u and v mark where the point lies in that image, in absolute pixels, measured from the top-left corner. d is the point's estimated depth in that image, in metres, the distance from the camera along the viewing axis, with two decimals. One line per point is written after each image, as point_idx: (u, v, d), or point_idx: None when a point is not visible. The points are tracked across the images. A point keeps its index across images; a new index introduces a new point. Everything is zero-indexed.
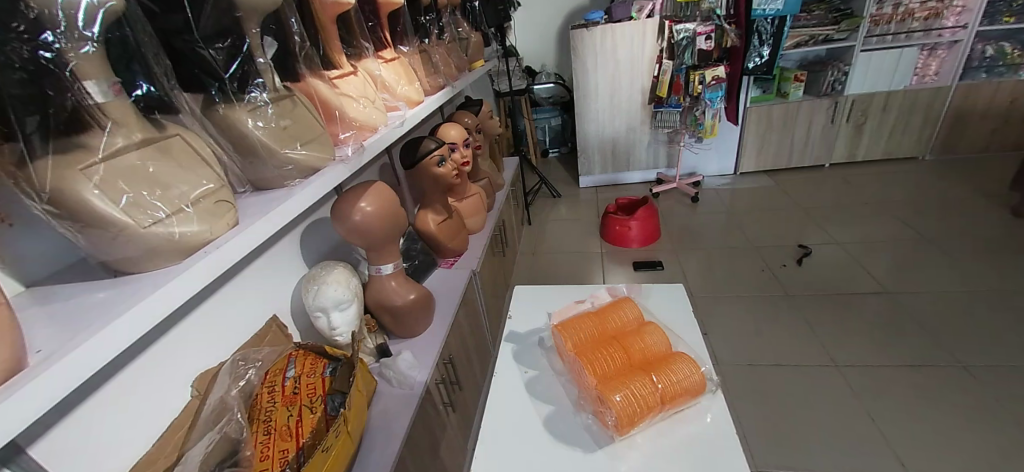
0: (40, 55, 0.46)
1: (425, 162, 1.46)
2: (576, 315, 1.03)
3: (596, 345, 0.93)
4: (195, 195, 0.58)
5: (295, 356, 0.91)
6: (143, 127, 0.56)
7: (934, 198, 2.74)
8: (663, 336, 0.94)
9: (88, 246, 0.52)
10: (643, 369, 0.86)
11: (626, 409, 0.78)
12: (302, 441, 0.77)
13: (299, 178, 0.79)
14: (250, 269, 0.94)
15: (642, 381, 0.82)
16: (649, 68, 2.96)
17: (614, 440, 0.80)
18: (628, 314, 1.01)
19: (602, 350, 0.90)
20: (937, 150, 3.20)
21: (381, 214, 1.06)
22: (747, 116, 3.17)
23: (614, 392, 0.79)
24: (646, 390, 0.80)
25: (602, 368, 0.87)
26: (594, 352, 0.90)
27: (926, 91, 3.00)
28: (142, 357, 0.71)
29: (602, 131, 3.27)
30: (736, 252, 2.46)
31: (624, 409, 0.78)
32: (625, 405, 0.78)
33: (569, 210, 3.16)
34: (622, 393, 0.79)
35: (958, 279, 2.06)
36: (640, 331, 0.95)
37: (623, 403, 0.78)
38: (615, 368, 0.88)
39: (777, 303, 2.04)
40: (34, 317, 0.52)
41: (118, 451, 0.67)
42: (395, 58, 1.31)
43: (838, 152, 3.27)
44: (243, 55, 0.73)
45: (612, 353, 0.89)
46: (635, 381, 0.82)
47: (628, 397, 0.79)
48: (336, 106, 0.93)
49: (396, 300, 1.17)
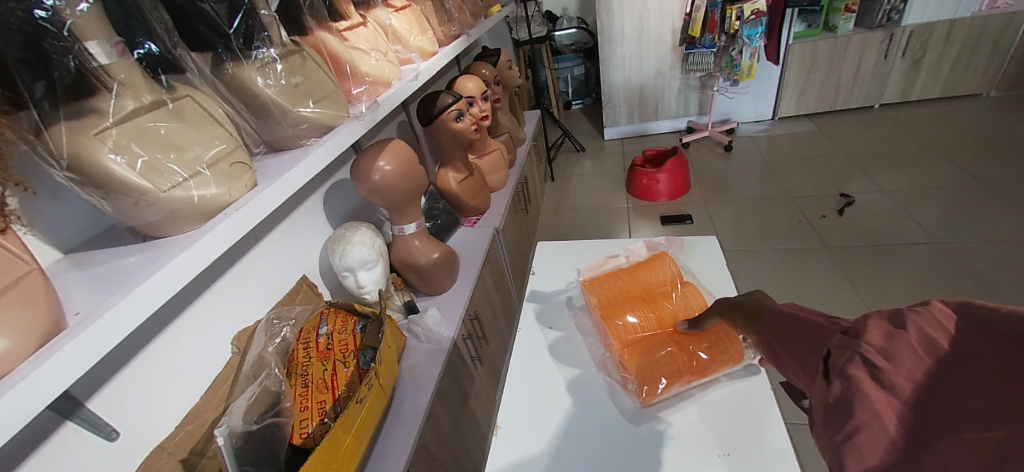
0: (36, 15, 0.44)
1: (443, 117, 1.42)
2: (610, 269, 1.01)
3: (624, 305, 0.93)
4: (210, 156, 0.58)
5: (327, 313, 0.94)
6: (150, 88, 0.54)
7: (996, 139, 2.50)
8: (698, 298, 0.91)
9: (114, 213, 0.53)
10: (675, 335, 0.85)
11: (650, 374, 0.79)
12: (338, 393, 0.81)
13: (314, 137, 0.77)
14: (276, 232, 0.96)
15: (671, 349, 0.82)
16: (680, 4, 2.74)
17: (636, 407, 0.80)
18: (666, 270, 0.98)
19: (631, 311, 0.90)
20: (1003, 85, 2.89)
21: (400, 173, 1.04)
22: (789, 55, 2.92)
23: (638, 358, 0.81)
24: (674, 358, 0.80)
25: (631, 331, 0.88)
26: (622, 313, 0.90)
27: (996, 18, 2.68)
28: (182, 318, 0.74)
29: (629, 78, 3.09)
30: (772, 203, 2.35)
31: (646, 375, 0.79)
32: (652, 370, 0.79)
33: (594, 164, 3.06)
34: (646, 359, 0.81)
35: (1016, 227, 1.90)
36: (673, 293, 0.93)
37: (648, 369, 0.79)
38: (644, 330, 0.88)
39: (813, 255, 1.96)
40: (73, 282, 0.53)
41: (171, 405, 0.72)
42: (407, 5, 1.23)
43: (890, 90, 3.00)
44: (245, 8, 0.68)
45: (641, 315, 0.90)
46: (663, 350, 0.82)
47: (652, 364, 0.80)
48: (346, 60, 0.89)
49: (420, 259, 1.18)
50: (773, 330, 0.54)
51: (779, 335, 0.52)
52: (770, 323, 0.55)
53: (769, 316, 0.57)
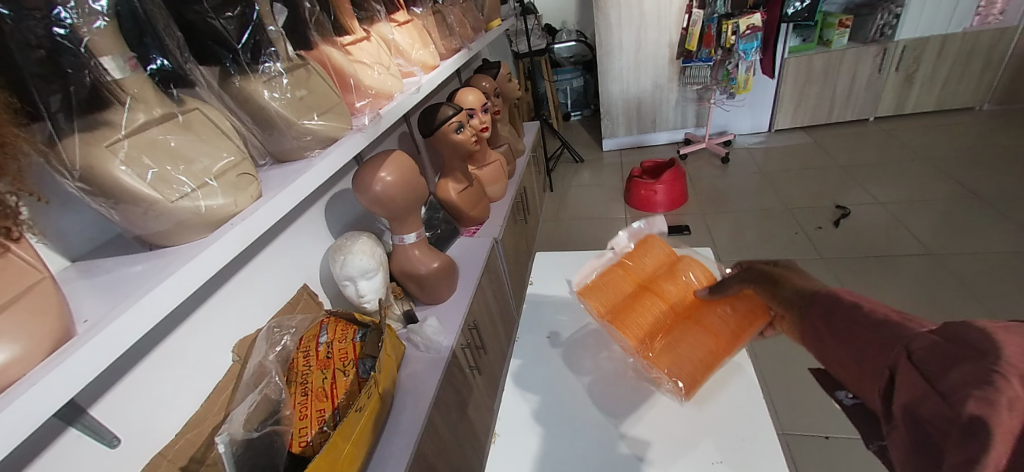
0: (54, 32, 0.45)
1: (443, 129, 1.44)
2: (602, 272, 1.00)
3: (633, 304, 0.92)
4: (217, 168, 0.59)
5: (327, 322, 0.95)
6: (161, 102, 0.56)
7: (989, 152, 2.53)
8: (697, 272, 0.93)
9: (122, 222, 0.54)
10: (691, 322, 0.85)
11: (685, 373, 0.80)
12: (337, 401, 0.81)
13: (318, 149, 0.79)
14: (278, 241, 0.96)
15: (697, 337, 0.82)
16: (677, 19, 2.79)
17: (668, 425, 0.82)
18: (652, 258, 1.00)
19: (641, 311, 0.89)
20: (996, 99, 2.93)
21: (402, 183, 1.06)
22: (784, 68, 2.97)
23: (666, 360, 0.82)
24: (702, 345, 0.82)
25: (649, 329, 0.87)
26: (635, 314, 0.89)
27: (987, 33, 2.73)
28: (186, 325, 0.75)
29: (627, 90, 3.13)
30: (769, 214, 2.37)
31: (682, 375, 0.80)
32: (687, 370, 0.80)
33: (593, 175, 3.09)
34: (676, 358, 0.81)
35: (1012, 239, 1.92)
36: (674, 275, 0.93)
37: (683, 366, 0.81)
38: (663, 325, 0.88)
39: (810, 266, 1.97)
40: (81, 290, 0.54)
41: (173, 411, 0.73)
42: (409, 20, 1.26)
43: (884, 104, 3.04)
44: (253, 24, 0.70)
45: (654, 312, 0.89)
46: (689, 341, 0.82)
47: (684, 361, 0.81)
48: (350, 74, 0.91)
49: (420, 269, 1.19)
50: (823, 317, 0.41)
51: (836, 325, 0.39)
52: (818, 307, 0.43)
53: (814, 298, 0.44)
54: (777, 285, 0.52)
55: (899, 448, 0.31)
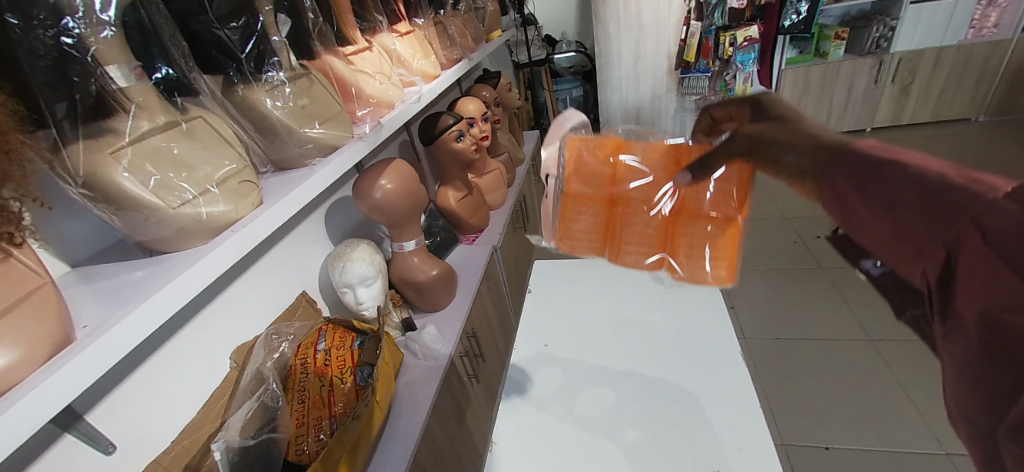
0: (62, 41, 0.46)
1: (444, 137, 1.45)
2: (562, 211, 0.81)
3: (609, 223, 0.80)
4: (219, 176, 0.60)
5: (325, 329, 0.92)
6: (164, 110, 0.57)
7: (986, 162, 2.55)
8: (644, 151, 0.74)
9: (124, 228, 0.54)
10: (687, 214, 0.74)
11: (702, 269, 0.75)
12: (335, 409, 0.82)
13: (318, 157, 0.80)
14: (277, 248, 0.97)
15: (697, 232, 0.74)
16: (676, 30, 2.83)
17: None
18: (601, 160, 0.77)
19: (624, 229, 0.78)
20: (991, 111, 2.96)
21: (401, 191, 1.06)
22: (781, 79, 3.00)
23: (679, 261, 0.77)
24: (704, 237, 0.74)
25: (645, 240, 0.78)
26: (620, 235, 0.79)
27: (982, 46, 2.76)
28: (184, 331, 0.75)
29: (625, 100, 3.14)
30: (768, 224, 2.38)
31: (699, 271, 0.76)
32: (704, 267, 0.75)
33: None
34: (687, 259, 0.76)
35: None
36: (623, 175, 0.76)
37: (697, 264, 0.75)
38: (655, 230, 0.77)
39: (809, 276, 1.98)
40: (81, 295, 0.55)
41: (170, 417, 0.73)
42: (411, 30, 1.28)
43: (881, 114, 3.07)
44: (257, 34, 0.71)
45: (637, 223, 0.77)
46: (692, 240, 0.75)
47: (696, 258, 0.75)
48: (352, 83, 0.92)
49: (419, 276, 1.19)
50: (850, 180, 0.42)
51: (865, 187, 0.40)
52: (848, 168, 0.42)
53: (839, 158, 0.43)
54: (777, 153, 0.52)
55: (960, 345, 0.33)
